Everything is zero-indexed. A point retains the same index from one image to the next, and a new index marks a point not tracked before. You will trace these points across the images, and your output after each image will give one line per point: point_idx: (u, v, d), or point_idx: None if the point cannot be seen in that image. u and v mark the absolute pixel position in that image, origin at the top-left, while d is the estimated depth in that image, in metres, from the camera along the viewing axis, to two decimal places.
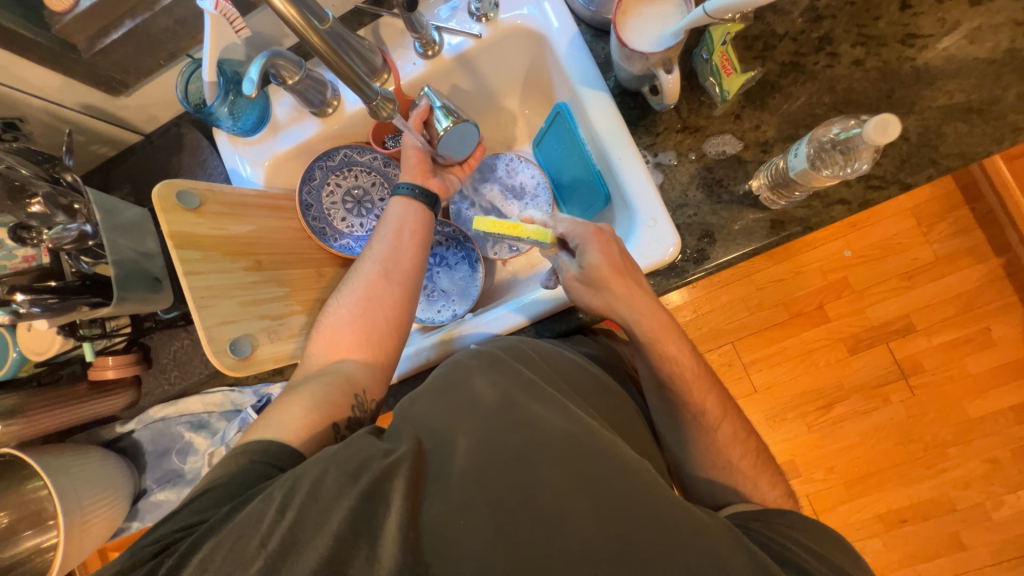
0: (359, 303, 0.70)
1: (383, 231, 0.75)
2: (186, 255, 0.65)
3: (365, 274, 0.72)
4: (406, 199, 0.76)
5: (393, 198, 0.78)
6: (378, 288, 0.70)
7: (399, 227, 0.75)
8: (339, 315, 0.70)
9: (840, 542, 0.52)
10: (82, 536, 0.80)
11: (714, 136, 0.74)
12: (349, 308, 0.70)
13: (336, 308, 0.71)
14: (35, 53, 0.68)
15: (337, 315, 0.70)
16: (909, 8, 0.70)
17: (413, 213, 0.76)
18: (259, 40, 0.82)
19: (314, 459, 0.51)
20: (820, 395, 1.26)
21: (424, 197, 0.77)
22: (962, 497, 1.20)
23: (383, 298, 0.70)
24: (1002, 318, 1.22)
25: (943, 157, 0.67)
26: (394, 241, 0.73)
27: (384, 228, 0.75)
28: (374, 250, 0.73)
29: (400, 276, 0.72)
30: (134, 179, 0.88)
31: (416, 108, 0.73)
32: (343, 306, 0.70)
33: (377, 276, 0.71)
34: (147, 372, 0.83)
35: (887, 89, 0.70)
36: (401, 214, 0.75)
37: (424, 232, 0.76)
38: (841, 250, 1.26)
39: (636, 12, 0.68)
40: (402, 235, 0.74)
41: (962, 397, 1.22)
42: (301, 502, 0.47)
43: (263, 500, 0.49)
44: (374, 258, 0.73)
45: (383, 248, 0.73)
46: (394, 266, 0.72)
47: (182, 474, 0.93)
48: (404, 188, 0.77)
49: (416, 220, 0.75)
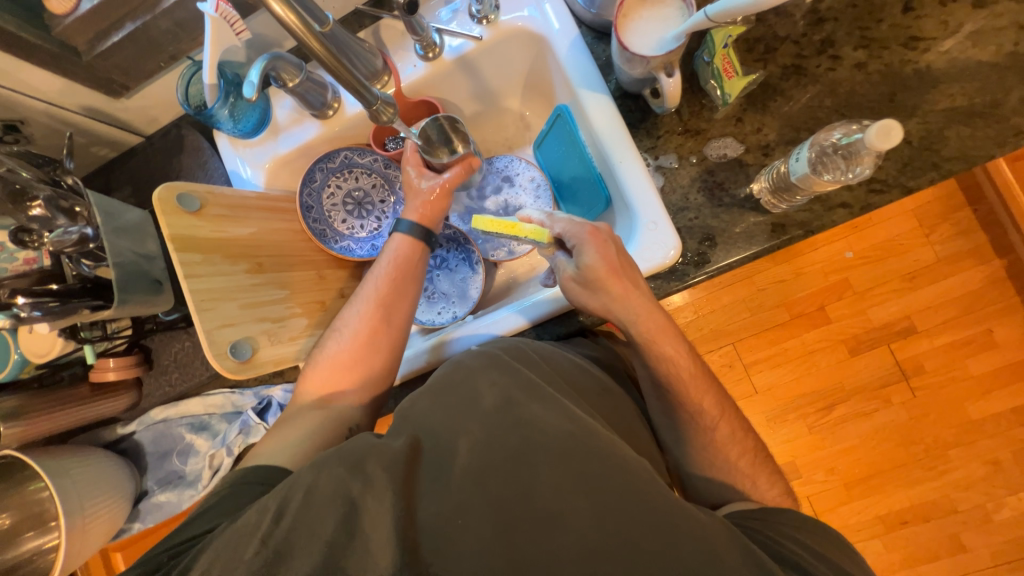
0: (360, 344, 0.70)
1: (382, 269, 0.74)
2: (187, 258, 0.65)
3: (359, 313, 0.71)
4: (408, 237, 0.76)
5: (392, 235, 0.78)
6: (379, 331, 0.71)
7: (398, 265, 0.75)
8: (337, 355, 0.69)
9: (842, 545, 0.52)
10: (84, 537, 0.80)
11: (715, 139, 0.73)
12: (349, 348, 0.69)
13: (335, 348, 0.70)
14: (35, 56, 0.68)
15: (336, 354, 0.69)
16: (912, 11, 0.70)
17: (412, 252, 0.76)
18: (260, 42, 0.82)
19: (307, 466, 0.52)
20: (821, 397, 1.26)
21: (420, 231, 0.77)
22: (963, 498, 1.20)
23: (384, 341, 0.71)
24: (1003, 320, 1.22)
25: (945, 161, 0.67)
26: (395, 284, 0.73)
27: (380, 264, 0.75)
28: (372, 288, 0.73)
29: (400, 318, 0.73)
30: (135, 181, 0.88)
31: (456, 171, 0.78)
32: (342, 347, 0.70)
33: (379, 319, 0.71)
34: (148, 374, 0.84)
35: (888, 92, 0.70)
36: (399, 251, 0.76)
37: (421, 271, 0.77)
38: (842, 251, 1.26)
39: (638, 15, 0.67)
40: (396, 271, 0.74)
41: (962, 399, 1.22)
42: (296, 509, 0.48)
43: (258, 509, 0.50)
44: (375, 299, 0.72)
45: (384, 290, 0.72)
46: (394, 309, 0.72)
47: (183, 476, 0.91)
48: (406, 225, 0.77)
49: (415, 260, 0.76)
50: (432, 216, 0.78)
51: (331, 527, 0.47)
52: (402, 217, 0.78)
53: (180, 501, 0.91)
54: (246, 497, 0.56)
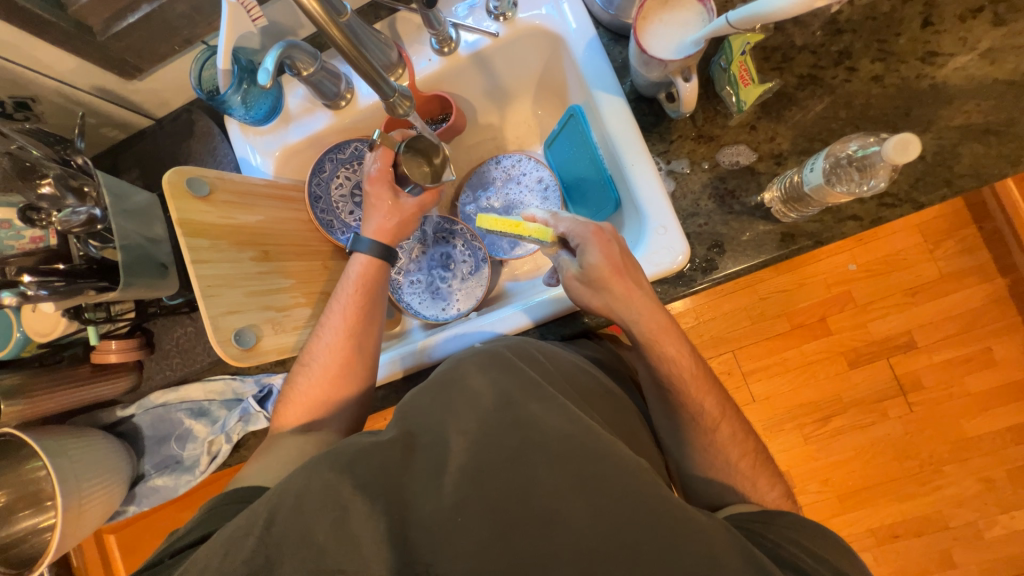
0: (330, 377, 0.70)
1: (346, 298, 0.73)
2: (195, 243, 0.64)
3: (325, 345, 0.71)
4: (367, 260, 0.75)
5: (352, 257, 0.76)
6: (349, 362, 0.71)
7: (362, 293, 0.73)
8: (309, 392, 0.70)
9: (843, 551, 0.52)
10: (80, 518, 0.79)
11: (728, 146, 0.73)
12: (320, 384, 0.70)
13: (306, 384, 0.70)
14: (50, 33, 0.68)
15: (307, 390, 0.70)
16: (931, 26, 0.70)
17: (375, 275, 0.75)
18: (275, 30, 0.82)
19: (296, 471, 0.51)
20: (818, 408, 1.26)
21: (381, 250, 0.76)
22: (957, 514, 1.20)
23: (355, 371, 0.71)
24: (1003, 338, 1.22)
25: (957, 177, 0.67)
26: (361, 313, 0.72)
27: (344, 288, 0.74)
28: (337, 319, 0.72)
29: (368, 346, 0.73)
30: (144, 163, 0.88)
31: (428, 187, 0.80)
32: (313, 383, 0.70)
33: (347, 351, 0.71)
34: (149, 358, 0.84)
35: (903, 106, 0.70)
36: (362, 277, 0.74)
37: (383, 295, 0.76)
38: (845, 264, 1.26)
39: (657, 18, 0.67)
40: (359, 295, 0.73)
41: (960, 415, 1.23)
42: (287, 514, 0.47)
43: (250, 513, 0.49)
44: (342, 330, 0.71)
45: (349, 321, 0.71)
46: (362, 339, 0.72)
47: (181, 461, 0.90)
48: (364, 245, 0.75)
49: (378, 285, 0.75)
50: (393, 232, 0.77)
51: (329, 521, 0.47)
52: (362, 230, 0.76)
53: (175, 486, 0.89)
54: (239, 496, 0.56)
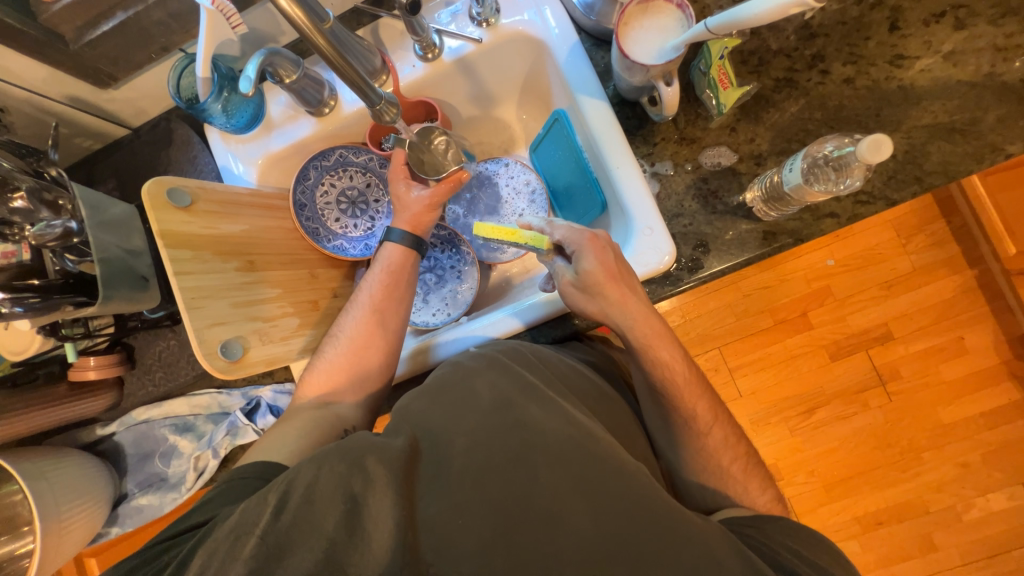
0: (355, 350, 0.71)
1: (375, 277, 0.75)
2: (177, 255, 0.63)
3: (354, 321, 0.72)
4: (401, 246, 0.77)
5: (385, 243, 0.78)
6: (374, 336, 0.72)
7: (392, 273, 0.75)
8: (334, 360, 0.71)
9: (832, 551, 0.54)
10: (60, 543, 0.76)
11: (710, 147, 0.75)
12: (345, 352, 0.71)
13: (332, 353, 0.71)
14: (21, 43, 0.65)
15: (332, 359, 0.71)
16: (897, 30, 0.73)
17: (404, 261, 0.76)
18: (254, 37, 0.81)
19: (306, 460, 0.51)
20: (802, 400, 1.30)
21: (412, 240, 0.77)
22: (935, 500, 1.24)
23: (376, 349, 0.71)
24: (972, 328, 1.27)
25: (927, 175, 0.70)
26: (389, 290, 0.74)
27: (375, 271, 0.76)
28: (366, 295, 0.73)
29: (394, 323, 0.73)
30: (120, 173, 0.85)
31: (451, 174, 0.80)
32: (338, 353, 0.71)
33: (372, 325, 0.72)
34: (131, 373, 0.82)
35: (875, 107, 0.72)
36: (391, 259, 0.76)
37: (414, 278, 0.77)
38: (824, 259, 1.30)
39: (638, 24, 0.69)
40: (388, 277, 0.75)
41: (935, 404, 1.27)
42: (296, 507, 0.47)
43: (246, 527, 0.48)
44: (369, 305, 0.73)
45: (378, 295, 0.73)
46: (389, 313, 0.73)
47: (166, 479, 0.86)
48: (397, 235, 0.77)
49: (408, 268, 0.76)
50: (424, 224, 0.78)
51: (332, 526, 0.47)
52: (394, 226, 0.78)
53: (160, 505, 0.86)
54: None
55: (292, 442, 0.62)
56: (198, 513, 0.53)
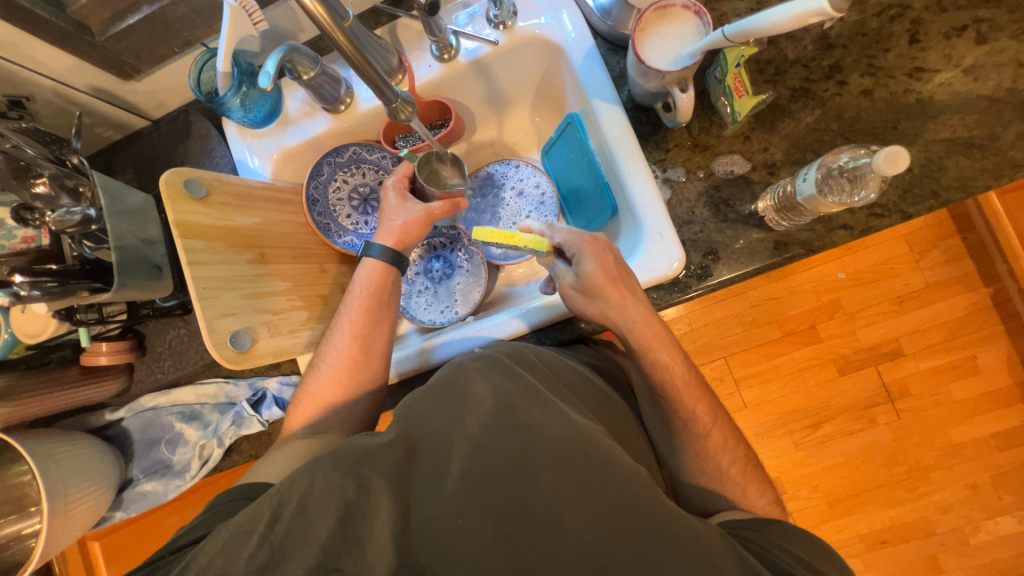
0: (339, 379, 0.70)
1: (355, 301, 0.74)
2: (191, 245, 0.64)
3: (337, 351, 0.72)
4: (379, 263, 0.76)
5: (363, 259, 0.77)
6: (357, 363, 0.71)
7: (370, 294, 0.75)
8: (320, 393, 0.70)
9: (832, 558, 0.53)
10: (66, 526, 0.78)
11: (723, 155, 0.75)
12: (329, 382, 0.70)
13: (315, 385, 0.71)
14: (49, 34, 0.67)
15: (317, 391, 0.71)
16: (918, 42, 0.72)
17: (382, 280, 0.76)
18: (275, 33, 0.82)
19: (299, 471, 0.51)
20: (808, 415, 1.28)
21: (390, 256, 0.76)
22: (942, 521, 1.22)
23: (362, 374, 0.72)
24: (987, 347, 1.25)
25: (943, 189, 0.69)
26: (369, 315, 0.73)
27: (353, 300, 0.74)
28: (346, 321, 0.73)
29: (378, 349, 0.73)
30: (139, 164, 0.87)
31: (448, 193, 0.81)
32: (322, 383, 0.71)
33: (356, 353, 0.72)
34: (141, 360, 0.83)
35: (892, 119, 0.72)
36: (370, 279, 0.75)
37: (393, 297, 0.77)
38: (835, 272, 1.29)
39: (654, 30, 0.69)
40: (364, 301, 0.74)
41: (946, 423, 1.25)
42: (291, 516, 0.48)
43: (252, 514, 0.50)
44: (351, 332, 0.72)
45: (359, 322, 0.73)
46: (372, 339, 0.73)
47: (171, 466, 0.88)
48: (377, 250, 0.76)
49: (387, 286, 0.76)
50: (409, 237, 0.78)
51: (333, 520, 0.48)
52: (375, 242, 0.77)
53: (164, 491, 0.87)
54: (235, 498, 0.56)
55: (292, 456, 0.62)
56: (199, 527, 0.54)
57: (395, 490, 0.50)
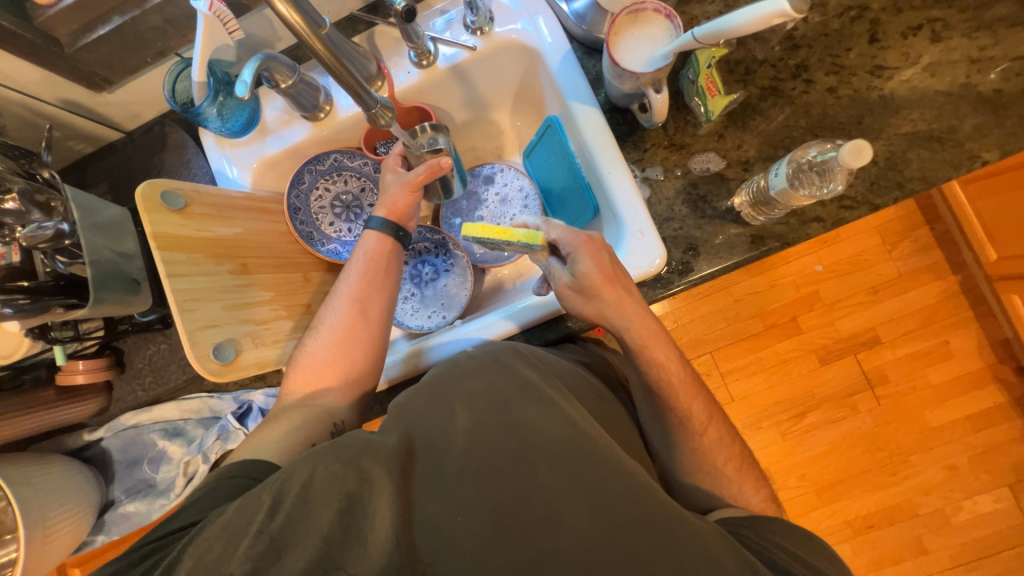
0: (337, 341, 0.70)
1: (355, 268, 0.74)
2: (170, 257, 0.63)
3: (338, 313, 0.71)
4: (379, 234, 0.76)
5: (364, 231, 0.77)
6: (355, 324, 0.71)
7: (370, 261, 0.74)
8: (318, 354, 0.70)
9: (825, 550, 0.54)
10: (43, 551, 0.79)
11: (699, 154, 0.77)
12: (328, 344, 0.70)
13: (314, 346, 0.70)
14: (16, 46, 0.66)
15: (315, 353, 0.70)
16: (878, 42, 0.75)
17: (382, 248, 0.75)
18: (251, 42, 0.82)
19: (300, 460, 0.50)
20: (793, 405, 1.31)
21: (391, 227, 0.76)
22: (925, 503, 1.26)
23: (360, 336, 0.71)
24: (958, 332, 1.30)
25: (907, 181, 0.72)
26: (369, 279, 0.73)
27: (355, 265, 0.75)
28: (345, 286, 0.73)
29: (377, 315, 0.72)
30: (113, 176, 0.85)
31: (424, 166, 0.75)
32: (320, 344, 0.70)
33: (353, 314, 0.71)
34: (119, 377, 0.80)
35: (856, 115, 0.75)
36: (369, 247, 0.75)
37: (395, 264, 0.76)
38: (812, 265, 1.33)
39: (628, 34, 0.70)
40: (366, 265, 0.74)
41: (924, 408, 1.29)
42: (286, 523, 0.47)
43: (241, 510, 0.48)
44: (348, 296, 0.72)
45: (357, 284, 0.73)
46: (371, 303, 0.72)
47: (153, 485, 0.90)
48: (376, 222, 0.76)
49: (386, 255, 0.75)
50: (400, 208, 0.76)
51: (329, 529, 0.47)
52: (372, 213, 0.77)
53: (148, 512, 0.90)
54: (229, 488, 0.55)
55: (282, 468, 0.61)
56: None
57: (394, 490, 0.49)
